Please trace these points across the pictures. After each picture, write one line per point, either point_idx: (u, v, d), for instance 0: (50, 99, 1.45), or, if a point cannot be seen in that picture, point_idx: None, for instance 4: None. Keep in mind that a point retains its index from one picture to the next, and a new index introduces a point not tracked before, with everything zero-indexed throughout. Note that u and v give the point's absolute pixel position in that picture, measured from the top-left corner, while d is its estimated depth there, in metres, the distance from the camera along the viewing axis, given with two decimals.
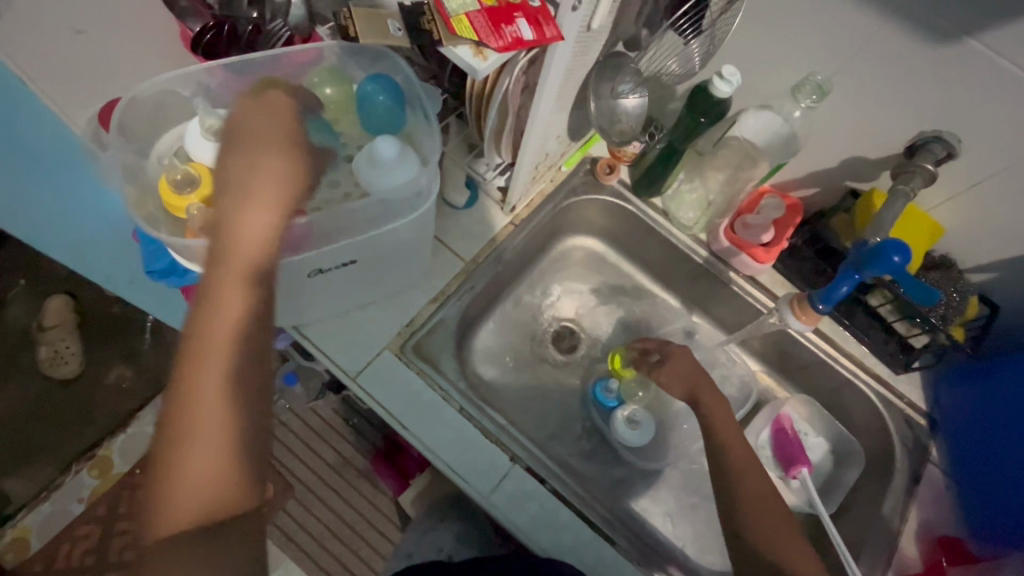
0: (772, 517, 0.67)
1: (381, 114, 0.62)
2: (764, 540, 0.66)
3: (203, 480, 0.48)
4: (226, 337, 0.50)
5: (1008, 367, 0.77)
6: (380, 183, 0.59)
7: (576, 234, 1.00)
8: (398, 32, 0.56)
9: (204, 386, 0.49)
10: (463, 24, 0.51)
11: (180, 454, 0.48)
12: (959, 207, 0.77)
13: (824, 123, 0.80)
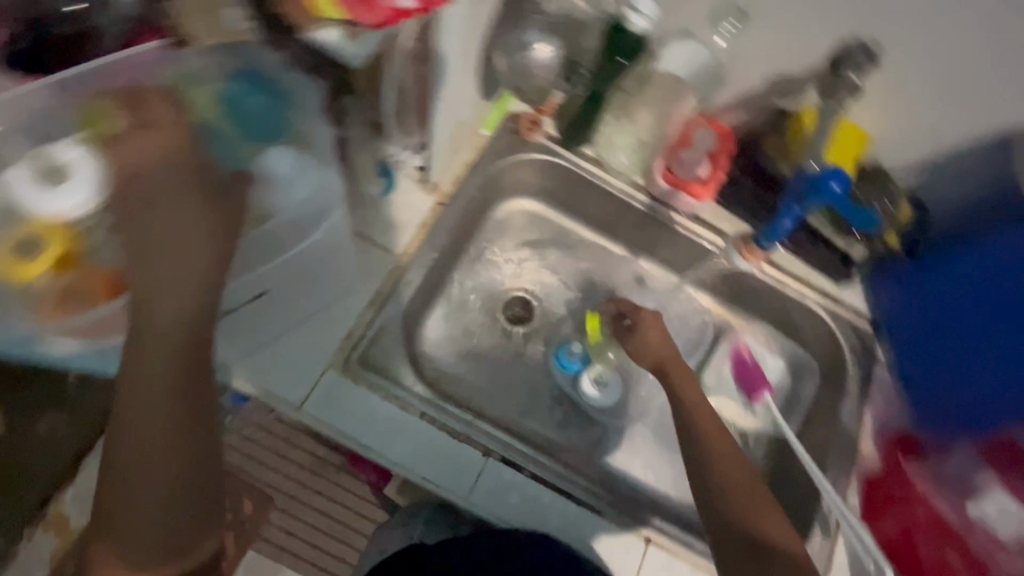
0: (739, 481, 0.64)
1: (260, 117, 0.52)
2: (740, 508, 0.62)
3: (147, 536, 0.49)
4: (164, 418, 0.48)
5: (940, 266, 0.79)
6: (285, 203, 0.55)
7: (511, 197, 0.94)
8: (242, 26, 0.49)
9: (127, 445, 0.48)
10: (324, 3, 0.46)
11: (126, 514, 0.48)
12: (882, 113, 0.77)
13: (748, 43, 0.77)
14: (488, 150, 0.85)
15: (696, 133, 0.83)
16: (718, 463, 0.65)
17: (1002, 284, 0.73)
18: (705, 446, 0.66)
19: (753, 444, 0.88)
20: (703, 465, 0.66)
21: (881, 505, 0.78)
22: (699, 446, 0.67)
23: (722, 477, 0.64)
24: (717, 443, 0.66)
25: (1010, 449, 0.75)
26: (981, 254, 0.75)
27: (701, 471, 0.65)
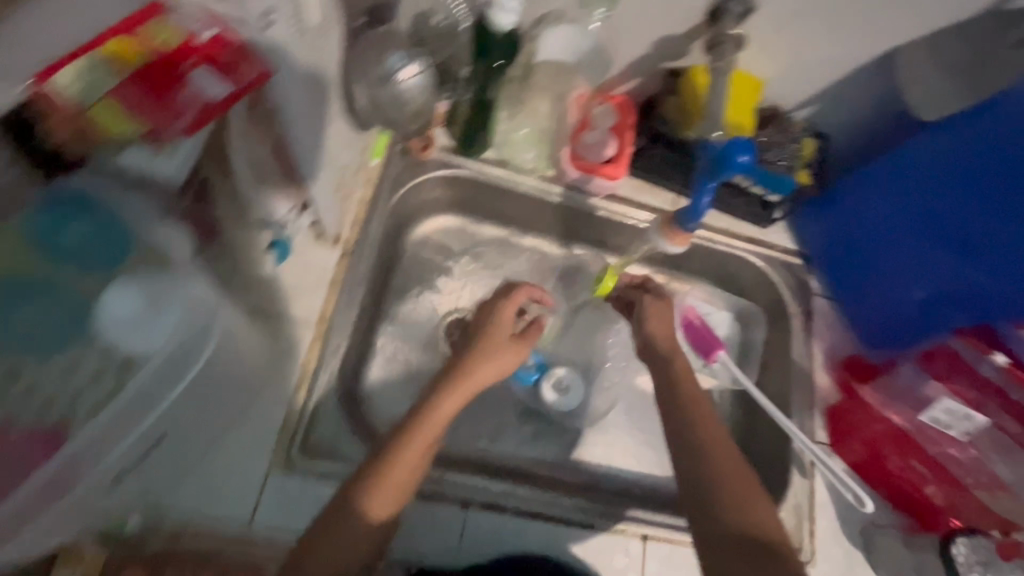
0: (732, 469, 0.59)
1: (92, 247, 0.43)
2: (727, 506, 0.57)
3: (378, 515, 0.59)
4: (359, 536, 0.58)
5: (850, 193, 0.82)
6: (144, 343, 0.44)
7: (424, 218, 0.88)
8: (26, 173, 0.40)
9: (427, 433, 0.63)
10: (104, 119, 0.38)
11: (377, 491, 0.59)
12: (769, 57, 0.75)
13: (620, 14, 0.72)
14: (384, 181, 0.78)
15: (593, 111, 0.81)
16: (709, 452, 0.60)
17: (911, 199, 0.75)
18: (694, 437, 0.62)
19: (720, 400, 0.90)
20: (698, 455, 0.61)
21: (845, 431, 0.81)
22: (691, 430, 0.62)
23: (718, 464, 0.60)
24: (705, 425, 0.62)
25: (948, 357, 0.71)
26: (886, 174, 0.77)
27: (693, 460, 0.60)
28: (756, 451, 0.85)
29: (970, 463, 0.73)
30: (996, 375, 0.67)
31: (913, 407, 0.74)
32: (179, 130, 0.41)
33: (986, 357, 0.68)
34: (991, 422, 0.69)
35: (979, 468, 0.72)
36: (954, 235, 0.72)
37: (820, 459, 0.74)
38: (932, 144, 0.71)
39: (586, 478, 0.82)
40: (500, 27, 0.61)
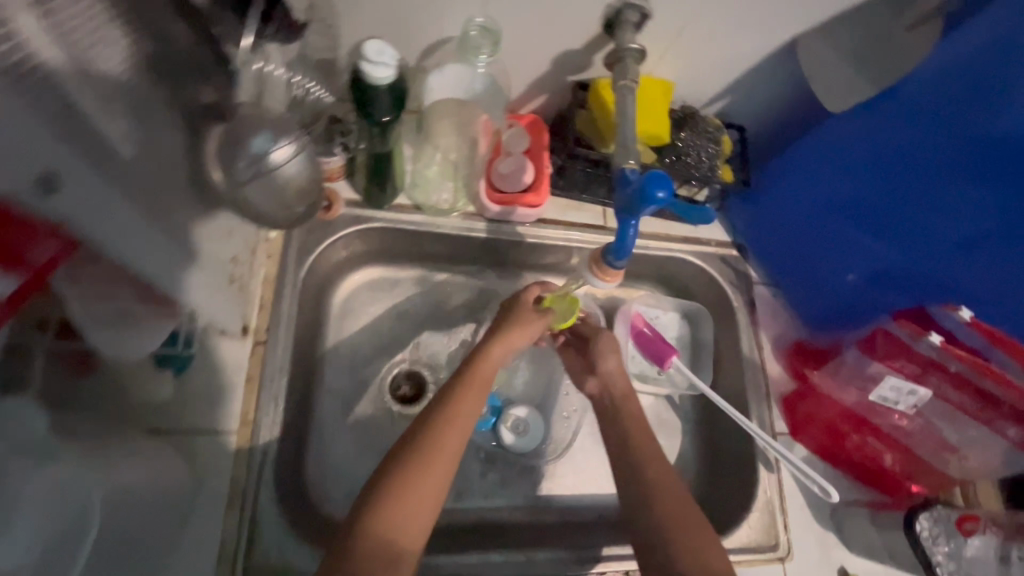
0: (680, 509, 0.59)
1: None
2: (676, 541, 0.57)
3: (409, 518, 0.52)
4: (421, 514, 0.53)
5: (774, 181, 0.81)
6: None
7: (340, 278, 0.81)
8: None
9: (454, 433, 0.58)
10: None
11: (399, 493, 0.53)
12: (672, 59, 0.72)
13: (512, 36, 0.66)
14: (288, 253, 0.71)
15: (503, 138, 0.75)
16: (660, 497, 0.60)
17: (833, 183, 0.75)
18: (644, 484, 0.61)
19: (679, 402, 0.91)
20: (650, 504, 0.59)
21: (802, 419, 0.82)
22: (638, 478, 0.62)
23: (668, 509, 0.59)
24: (652, 466, 0.62)
25: (886, 339, 0.70)
26: (808, 161, 0.76)
27: (642, 508, 0.60)
28: (724, 451, 0.85)
29: (920, 431, 0.74)
30: (933, 351, 0.67)
31: (860, 389, 0.74)
32: None
33: (921, 337, 0.67)
34: (932, 394, 0.69)
35: (928, 434, 0.73)
36: (877, 216, 0.72)
37: (785, 459, 0.74)
38: (848, 128, 0.71)
39: (560, 515, 0.79)
40: (377, 83, 0.54)
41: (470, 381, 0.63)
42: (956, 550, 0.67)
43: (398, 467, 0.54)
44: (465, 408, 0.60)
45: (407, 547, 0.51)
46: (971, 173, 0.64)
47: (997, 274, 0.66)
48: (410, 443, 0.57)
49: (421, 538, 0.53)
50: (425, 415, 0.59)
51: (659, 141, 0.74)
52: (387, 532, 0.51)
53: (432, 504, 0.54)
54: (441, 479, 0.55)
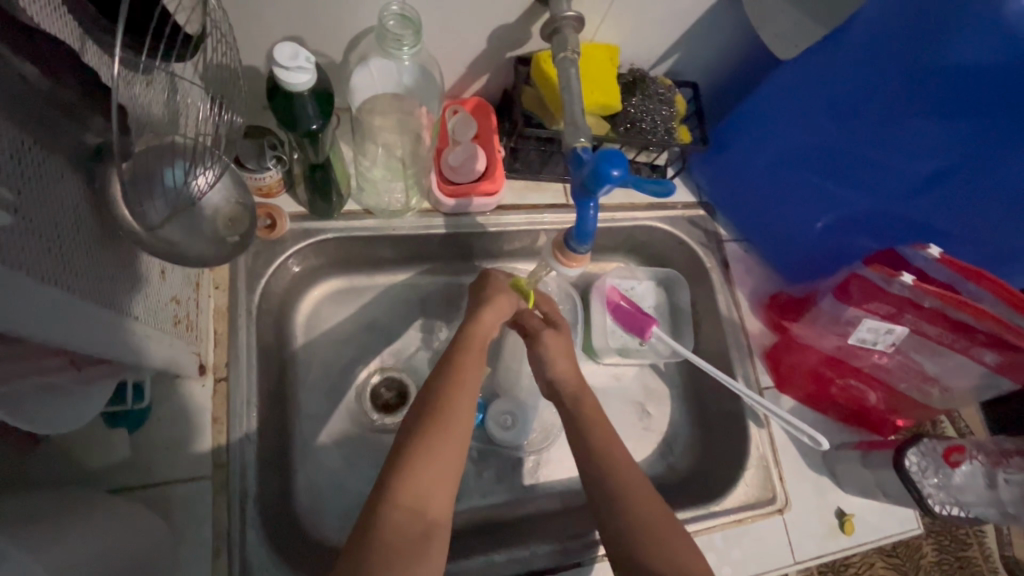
0: (653, 518, 0.56)
1: None
2: (653, 546, 0.54)
3: (432, 488, 0.51)
4: (444, 480, 0.52)
5: (733, 135, 0.80)
6: None
7: (299, 296, 0.77)
8: None
9: (464, 400, 0.56)
10: None
11: (421, 463, 0.51)
12: (612, 21, 0.68)
13: (439, 17, 0.61)
14: (236, 280, 0.66)
15: (449, 126, 0.71)
16: (629, 505, 0.56)
17: (792, 130, 0.72)
18: (612, 493, 0.57)
19: (665, 369, 0.90)
20: (621, 514, 0.56)
21: (785, 371, 0.82)
22: (608, 486, 0.58)
23: (637, 518, 0.56)
24: (621, 472, 0.58)
25: (860, 283, 0.69)
26: (766, 110, 0.74)
27: (614, 523, 0.56)
28: (714, 411, 0.86)
29: (899, 367, 0.74)
30: (906, 291, 0.66)
31: (839, 334, 0.74)
32: None
33: (893, 278, 0.65)
34: (909, 330, 0.69)
35: (907, 369, 0.74)
36: (839, 160, 0.70)
37: (775, 415, 0.74)
38: (804, 71, 0.68)
39: (560, 500, 0.79)
40: (297, 88, 0.49)
41: (467, 346, 0.61)
42: (945, 480, 0.69)
43: (413, 444, 0.52)
44: (469, 373, 0.59)
45: (436, 516, 0.50)
46: (927, 109, 0.60)
47: (959, 208, 0.65)
48: (421, 417, 0.54)
49: (447, 506, 0.52)
50: (430, 389, 0.57)
51: (611, 110, 0.70)
52: (413, 502, 0.50)
53: (453, 472, 0.53)
54: (458, 445, 0.54)
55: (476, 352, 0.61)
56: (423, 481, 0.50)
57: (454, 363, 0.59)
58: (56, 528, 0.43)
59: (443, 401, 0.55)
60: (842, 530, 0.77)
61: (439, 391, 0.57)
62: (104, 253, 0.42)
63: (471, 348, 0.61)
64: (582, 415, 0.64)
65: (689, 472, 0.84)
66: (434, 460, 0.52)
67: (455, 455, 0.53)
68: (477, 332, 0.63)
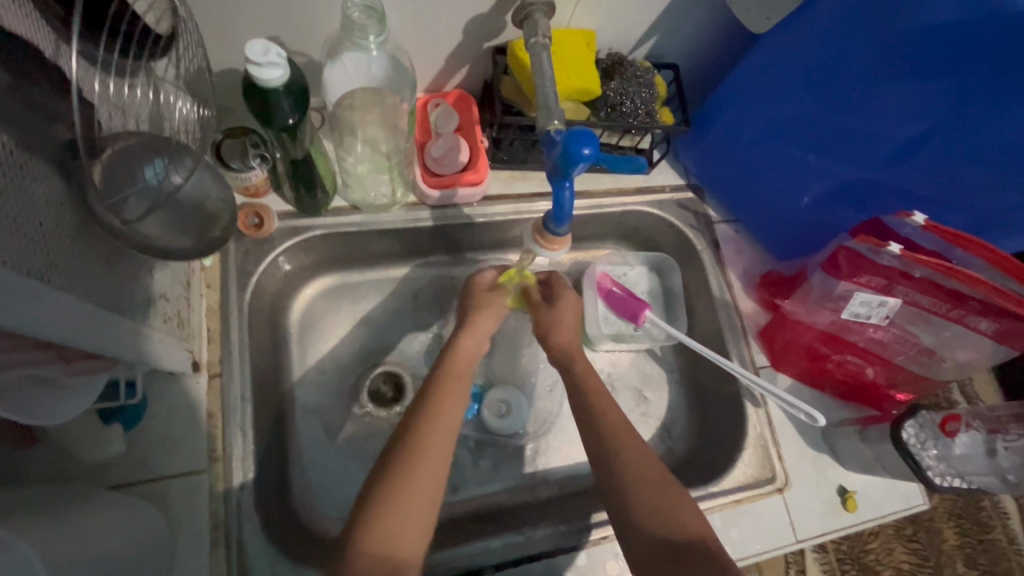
0: (648, 477, 0.56)
1: None
2: (645, 504, 0.54)
3: (403, 528, 0.50)
4: (419, 501, 0.52)
5: (716, 114, 0.79)
6: None
7: (293, 294, 0.78)
8: None
9: (440, 427, 0.56)
10: None
11: (393, 500, 0.51)
12: (585, 6, 0.68)
13: (413, 12, 0.63)
14: (227, 279, 0.68)
15: (432, 119, 0.73)
16: (627, 469, 0.56)
17: (769, 106, 0.73)
18: (610, 453, 0.57)
19: (662, 353, 0.90)
20: (619, 477, 0.56)
21: (779, 349, 0.81)
22: (605, 446, 0.58)
23: (636, 479, 0.56)
24: (622, 435, 0.58)
25: (849, 256, 0.69)
26: (744, 88, 0.74)
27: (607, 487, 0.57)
28: (711, 394, 0.85)
29: (896, 340, 0.73)
30: (895, 261, 0.65)
31: (832, 310, 0.72)
32: None
33: (881, 249, 0.65)
34: (902, 302, 0.68)
35: (904, 342, 0.73)
36: (818, 133, 0.70)
37: (770, 395, 0.73)
38: (777, 47, 0.68)
39: (559, 487, 0.79)
40: (269, 83, 0.51)
41: (446, 376, 0.61)
42: (944, 451, 0.68)
43: (389, 468, 0.53)
44: (447, 404, 0.58)
45: (406, 554, 0.50)
46: (897, 74, 0.60)
47: (943, 172, 0.65)
48: (394, 450, 0.54)
49: (417, 546, 0.51)
50: (405, 423, 0.57)
51: (590, 95, 0.71)
52: (383, 547, 0.49)
53: (427, 513, 0.52)
54: (434, 473, 0.54)
55: (455, 378, 0.61)
56: (402, 504, 0.51)
57: (435, 390, 0.59)
58: (56, 520, 0.44)
59: (419, 426, 0.56)
60: (845, 507, 0.76)
61: (414, 419, 0.57)
62: (85, 251, 0.42)
63: (455, 379, 0.61)
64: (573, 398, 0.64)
65: (689, 455, 0.84)
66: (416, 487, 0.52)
67: (434, 479, 0.53)
68: (458, 361, 0.63)
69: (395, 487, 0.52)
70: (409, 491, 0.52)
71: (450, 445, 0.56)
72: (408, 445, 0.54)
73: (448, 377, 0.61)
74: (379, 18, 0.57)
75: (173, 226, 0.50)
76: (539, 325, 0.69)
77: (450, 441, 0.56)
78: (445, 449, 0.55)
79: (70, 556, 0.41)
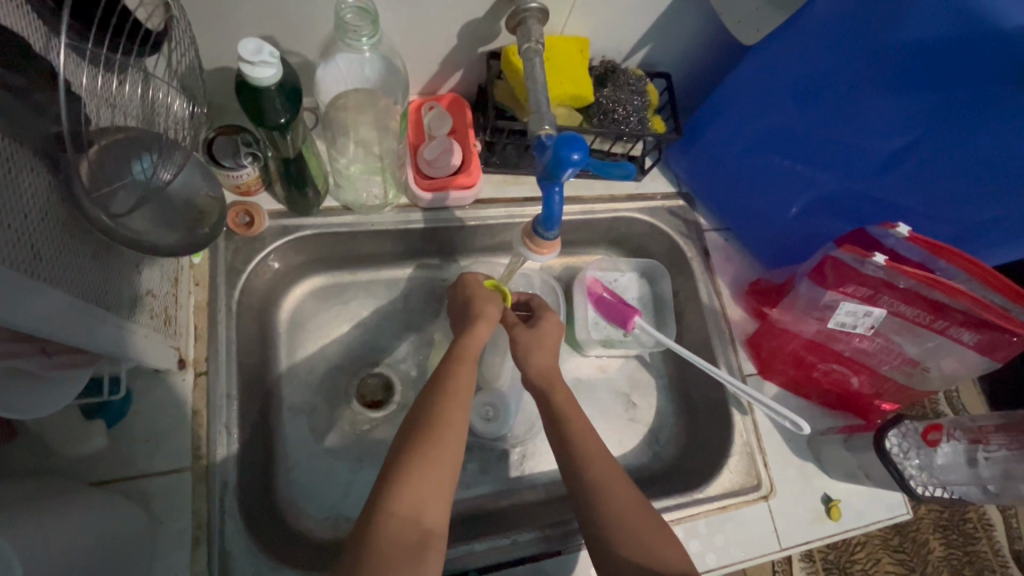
0: (629, 506, 0.57)
1: None
2: (624, 534, 0.55)
3: (426, 499, 0.50)
4: (438, 478, 0.52)
5: (707, 124, 0.80)
6: None
7: (284, 293, 0.78)
8: None
9: (456, 411, 0.56)
10: None
11: (422, 467, 0.51)
12: (579, 14, 0.69)
13: (408, 15, 0.63)
14: (216, 277, 0.68)
15: (425, 122, 0.73)
16: (608, 501, 0.56)
17: (760, 118, 0.74)
18: (593, 484, 0.57)
19: (650, 359, 0.90)
20: (605, 508, 0.56)
21: (766, 357, 0.82)
22: (591, 475, 0.58)
23: (616, 511, 0.56)
24: (600, 466, 0.58)
25: (835, 266, 0.69)
26: (735, 100, 0.75)
27: (592, 505, 0.57)
28: (698, 400, 0.86)
29: (880, 350, 0.74)
30: (881, 271, 0.66)
31: (818, 318, 0.73)
32: None
33: (867, 259, 0.66)
34: (887, 312, 0.69)
35: (889, 352, 0.73)
36: (806, 145, 0.71)
37: (756, 402, 0.74)
38: (767, 58, 0.69)
39: (546, 491, 0.79)
40: (262, 82, 0.51)
41: (458, 359, 0.61)
42: (927, 461, 0.69)
43: (400, 454, 0.53)
44: (463, 382, 0.59)
45: (434, 523, 0.50)
46: (882, 89, 0.61)
47: (926, 185, 0.66)
48: (417, 424, 0.55)
49: (444, 516, 0.51)
50: (422, 403, 0.57)
51: (583, 101, 0.71)
52: (410, 513, 0.49)
53: (449, 482, 0.53)
54: (451, 454, 0.53)
55: (467, 362, 0.61)
56: (419, 490, 0.50)
57: (452, 371, 0.60)
58: (32, 515, 0.44)
59: (435, 410, 0.55)
60: (829, 515, 0.76)
61: (430, 400, 0.57)
62: (71, 241, 0.42)
63: (469, 361, 0.62)
64: (561, 401, 0.64)
65: (676, 461, 0.84)
66: (439, 467, 0.52)
67: (451, 458, 0.53)
68: (469, 346, 0.63)
69: (422, 463, 0.51)
70: (436, 466, 0.52)
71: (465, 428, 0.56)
72: (425, 424, 0.54)
73: (461, 361, 0.61)
74: (374, 19, 0.57)
75: (155, 222, 0.49)
76: (528, 330, 0.69)
77: (463, 422, 0.56)
78: (462, 429, 0.56)
79: (44, 552, 0.41)
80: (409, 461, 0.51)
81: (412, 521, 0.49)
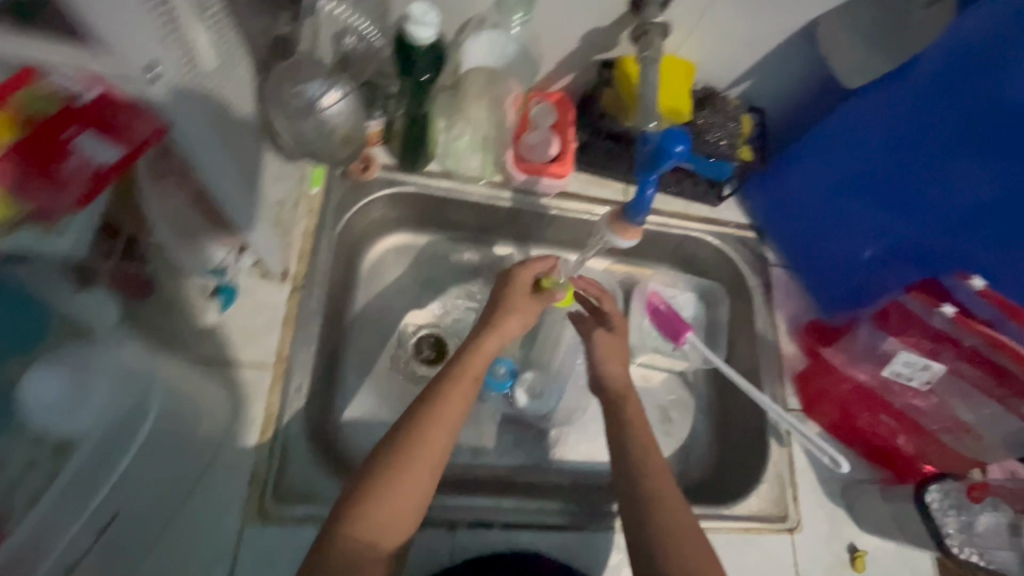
0: (679, 523, 0.59)
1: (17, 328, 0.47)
2: (667, 544, 0.57)
3: (385, 523, 0.53)
4: (406, 499, 0.54)
5: (792, 163, 0.83)
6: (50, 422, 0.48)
7: (373, 240, 0.85)
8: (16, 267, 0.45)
9: (438, 428, 0.57)
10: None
11: (394, 488, 0.54)
12: (695, 40, 0.76)
13: (547, 14, 0.72)
14: (327, 208, 0.76)
15: (532, 113, 0.79)
16: (657, 512, 0.59)
17: (848, 162, 0.77)
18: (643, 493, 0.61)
19: (694, 379, 0.92)
20: (648, 516, 0.59)
21: (814, 396, 0.83)
22: (639, 483, 0.62)
23: (667, 532, 0.58)
24: (652, 480, 0.62)
25: (900, 313, 0.71)
26: (824, 142, 0.78)
27: (639, 509, 0.60)
28: (737, 426, 0.87)
29: (934, 409, 0.74)
30: (946, 325, 0.67)
31: (875, 363, 0.75)
32: (69, 204, 0.43)
33: (935, 310, 0.67)
34: (946, 368, 0.70)
35: (941, 412, 0.73)
36: (890, 194, 0.74)
37: (797, 432, 0.75)
38: (863, 109, 0.73)
39: (571, 478, 0.81)
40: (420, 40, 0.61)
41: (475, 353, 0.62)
42: (967, 521, 0.68)
43: (396, 446, 0.56)
44: (451, 408, 0.58)
45: (389, 544, 0.53)
46: (976, 152, 0.64)
47: (1006, 246, 0.68)
48: (394, 441, 0.56)
49: (400, 537, 0.54)
50: (401, 423, 0.58)
51: (681, 117, 0.77)
52: (368, 533, 0.52)
53: (414, 505, 0.55)
54: (420, 480, 0.55)
55: (467, 378, 0.61)
56: (379, 517, 0.53)
57: (440, 385, 0.60)
58: None
59: (409, 438, 0.56)
60: (852, 565, 0.75)
61: (408, 425, 0.57)
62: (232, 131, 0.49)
63: (470, 377, 0.61)
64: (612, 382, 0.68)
65: (704, 480, 0.85)
66: (404, 495, 0.54)
67: (424, 475, 0.55)
68: (471, 363, 0.62)
69: (387, 487, 0.54)
70: (405, 493, 0.54)
71: (448, 445, 0.57)
72: (396, 449, 0.55)
73: (469, 380, 0.61)
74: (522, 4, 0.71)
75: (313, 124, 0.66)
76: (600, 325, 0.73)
77: (445, 440, 0.57)
78: (444, 449, 0.57)
79: None
80: (375, 483, 0.54)
81: (372, 542, 0.52)
